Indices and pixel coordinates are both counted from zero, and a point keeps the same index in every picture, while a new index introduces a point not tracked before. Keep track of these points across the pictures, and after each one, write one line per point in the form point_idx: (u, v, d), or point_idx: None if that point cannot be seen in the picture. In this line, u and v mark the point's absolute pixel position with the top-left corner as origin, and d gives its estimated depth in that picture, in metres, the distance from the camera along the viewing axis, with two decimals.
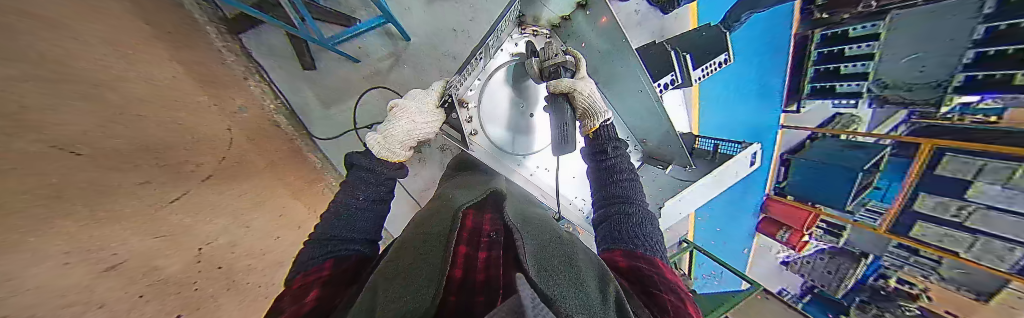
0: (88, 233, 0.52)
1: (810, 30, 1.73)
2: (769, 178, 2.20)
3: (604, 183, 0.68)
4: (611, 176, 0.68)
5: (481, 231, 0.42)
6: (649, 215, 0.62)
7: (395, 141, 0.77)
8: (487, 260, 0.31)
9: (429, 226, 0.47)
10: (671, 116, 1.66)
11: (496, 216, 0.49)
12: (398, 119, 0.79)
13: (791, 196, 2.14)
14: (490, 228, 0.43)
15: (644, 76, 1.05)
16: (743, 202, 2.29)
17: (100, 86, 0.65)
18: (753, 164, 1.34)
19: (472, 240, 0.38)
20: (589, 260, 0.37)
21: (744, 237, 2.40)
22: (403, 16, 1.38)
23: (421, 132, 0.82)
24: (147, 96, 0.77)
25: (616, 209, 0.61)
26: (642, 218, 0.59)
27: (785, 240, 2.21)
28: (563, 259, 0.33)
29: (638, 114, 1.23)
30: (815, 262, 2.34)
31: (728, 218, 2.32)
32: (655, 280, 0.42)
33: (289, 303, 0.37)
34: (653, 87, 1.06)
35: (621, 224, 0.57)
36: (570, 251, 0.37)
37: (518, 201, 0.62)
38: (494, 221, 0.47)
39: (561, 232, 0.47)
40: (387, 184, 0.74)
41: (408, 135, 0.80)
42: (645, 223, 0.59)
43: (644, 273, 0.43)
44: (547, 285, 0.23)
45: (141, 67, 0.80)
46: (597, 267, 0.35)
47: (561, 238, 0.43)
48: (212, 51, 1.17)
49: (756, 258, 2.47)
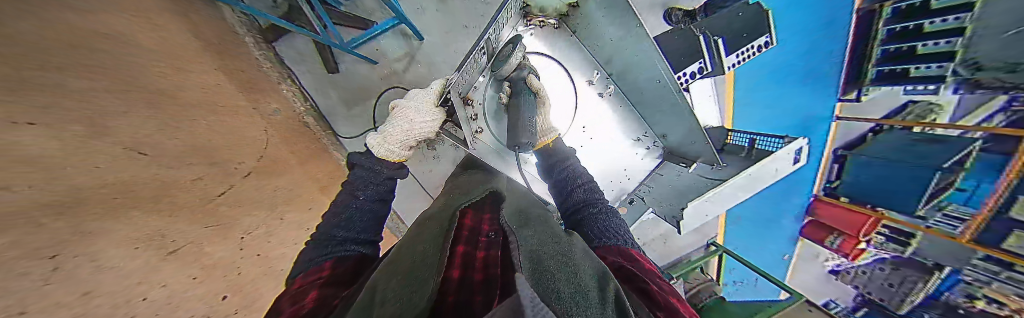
0: (153, 222, 0.61)
1: (877, 4, 1.42)
2: (819, 176, 1.91)
3: (566, 193, 0.78)
4: (573, 185, 0.79)
5: (479, 231, 0.43)
6: (611, 208, 0.73)
7: (394, 141, 0.83)
8: (485, 259, 0.32)
9: (428, 225, 0.49)
10: (700, 109, 1.53)
11: (493, 216, 0.50)
12: (400, 120, 0.86)
13: (844, 197, 1.88)
14: (488, 228, 0.44)
15: (662, 64, 1.03)
16: (786, 204, 2.02)
17: (159, 95, 0.75)
18: (797, 162, 1.19)
19: (471, 240, 0.39)
20: (587, 257, 0.36)
21: (784, 243, 2.14)
22: (416, 17, 1.41)
23: (419, 131, 0.88)
24: (198, 103, 0.88)
25: (585, 212, 0.69)
26: (604, 213, 0.69)
27: (837, 247, 1.96)
28: (558, 256, 0.32)
29: (657, 106, 1.16)
30: (874, 273, 1.99)
31: (764, 222, 2.10)
32: (638, 273, 0.42)
33: (289, 304, 0.40)
34: (672, 76, 1.04)
35: (593, 225, 0.64)
36: (566, 248, 0.36)
37: (518, 199, 0.62)
38: (492, 221, 0.48)
39: (558, 229, 0.47)
40: (386, 183, 0.79)
41: (407, 135, 0.86)
42: (610, 217, 0.68)
43: (629, 269, 0.43)
44: (545, 283, 0.22)
45: (191, 76, 0.91)
46: (594, 264, 0.34)
47: (559, 235, 0.42)
48: (250, 59, 1.29)
49: (799, 267, 2.19)
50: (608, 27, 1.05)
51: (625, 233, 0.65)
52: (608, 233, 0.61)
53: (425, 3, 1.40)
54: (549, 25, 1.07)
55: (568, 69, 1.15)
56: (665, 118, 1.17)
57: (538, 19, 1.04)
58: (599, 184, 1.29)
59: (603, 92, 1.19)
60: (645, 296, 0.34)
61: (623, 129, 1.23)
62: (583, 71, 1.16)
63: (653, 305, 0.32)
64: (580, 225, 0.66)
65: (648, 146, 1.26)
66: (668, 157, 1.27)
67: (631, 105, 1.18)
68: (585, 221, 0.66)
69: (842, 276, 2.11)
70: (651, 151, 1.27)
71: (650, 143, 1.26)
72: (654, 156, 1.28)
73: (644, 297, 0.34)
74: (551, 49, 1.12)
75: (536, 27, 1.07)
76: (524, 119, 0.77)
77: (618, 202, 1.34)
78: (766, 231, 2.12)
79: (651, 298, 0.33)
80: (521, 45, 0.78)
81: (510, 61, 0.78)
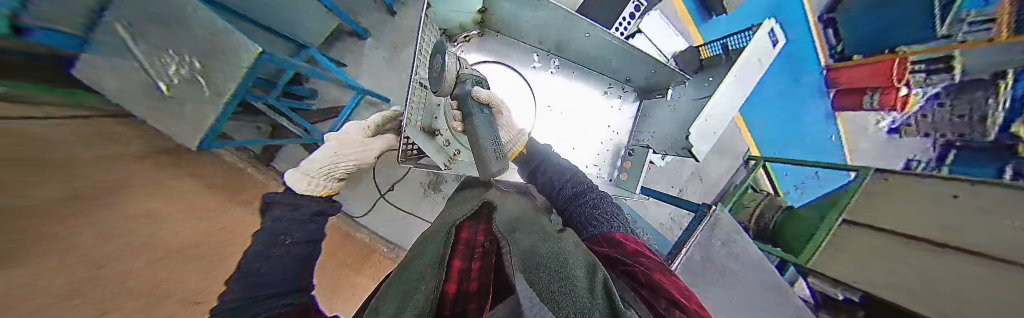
0: None
1: None
2: (820, 48, 1.95)
3: (557, 193, 0.77)
4: (559, 185, 0.78)
5: (475, 243, 0.45)
6: (602, 195, 0.71)
7: (316, 174, 1.17)
8: (481, 269, 0.33)
9: (427, 243, 0.50)
10: (661, 40, 1.53)
11: (487, 225, 0.52)
12: (327, 157, 1.18)
13: (858, 55, 1.86)
14: (483, 238, 0.46)
15: (582, 20, 0.94)
16: (803, 87, 2.03)
17: (197, 246, 0.85)
18: (778, 43, 1.09)
19: (467, 253, 0.40)
20: (577, 250, 0.37)
21: (823, 125, 2.09)
22: (375, 85, 1.54)
23: (341, 163, 1.21)
24: (226, 240, 0.98)
25: (575, 207, 0.68)
26: (599, 202, 0.67)
27: (878, 107, 1.83)
28: (551, 255, 0.33)
29: (606, 59, 1.16)
30: (935, 114, 1.80)
31: (785, 111, 2.06)
32: (623, 258, 0.43)
33: None
34: (596, 26, 0.94)
35: (587, 213, 0.64)
36: (558, 245, 0.37)
37: (509, 203, 0.61)
38: (486, 230, 0.49)
39: (551, 228, 0.48)
40: (309, 228, 0.91)
41: (330, 168, 1.20)
42: (598, 202, 0.67)
43: (613, 258, 0.44)
44: (534, 286, 0.23)
45: (216, 220, 1.02)
46: (585, 255, 0.35)
47: (550, 234, 0.43)
48: (258, 184, 1.44)
49: (853, 139, 2.10)
50: (525, 13, 1.01)
51: (618, 216, 0.63)
52: (597, 220, 0.60)
53: (378, 71, 1.55)
54: (473, 36, 1.21)
55: (512, 66, 1.27)
56: (623, 65, 1.17)
57: (464, 37, 1.19)
58: (592, 147, 1.37)
59: (555, 66, 1.30)
60: (631, 278, 0.36)
61: (589, 91, 1.34)
62: (525, 59, 1.27)
63: (636, 286, 0.33)
64: (572, 221, 0.67)
65: (620, 95, 1.37)
66: (643, 96, 1.36)
67: (584, 66, 1.27)
68: (576, 214, 0.67)
69: (905, 132, 1.99)
70: (625, 99, 1.37)
71: (619, 92, 1.36)
72: (631, 100, 1.38)
73: (629, 281, 0.35)
74: (490, 54, 1.25)
75: (464, 43, 1.21)
76: (486, 143, 0.75)
77: (618, 158, 1.41)
78: (794, 121, 2.09)
79: (636, 279, 0.35)
80: (448, 52, 0.80)
81: (447, 73, 0.77)
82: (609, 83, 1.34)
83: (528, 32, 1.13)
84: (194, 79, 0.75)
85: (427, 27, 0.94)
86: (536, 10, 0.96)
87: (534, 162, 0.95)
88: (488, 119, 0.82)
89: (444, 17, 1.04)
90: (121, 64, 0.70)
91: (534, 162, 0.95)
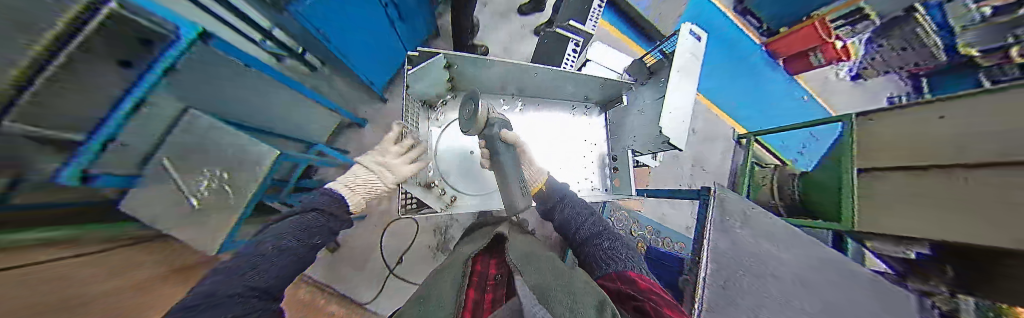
0: None
1: None
2: (749, 30, 2.41)
3: (575, 233, 0.91)
4: (575, 227, 0.92)
5: (489, 275, 0.52)
6: (616, 237, 0.83)
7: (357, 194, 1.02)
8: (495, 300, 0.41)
9: (439, 273, 0.55)
10: (609, 61, 1.79)
11: (500, 260, 0.59)
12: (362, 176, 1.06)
13: (784, 27, 2.26)
14: (496, 272, 0.53)
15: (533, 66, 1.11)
16: (751, 63, 2.40)
17: None
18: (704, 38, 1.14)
19: (481, 284, 0.48)
20: (587, 285, 0.43)
21: (781, 88, 2.43)
22: None
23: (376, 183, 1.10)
24: None
25: (591, 246, 0.81)
26: (610, 243, 0.78)
27: (826, 61, 2.07)
28: (566, 290, 0.38)
29: (564, 88, 1.32)
30: (883, 55, 2.10)
31: (746, 86, 2.40)
32: (634, 293, 0.48)
33: None
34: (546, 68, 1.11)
35: (601, 251, 0.76)
36: (570, 282, 0.43)
37: (519, 239, 0.67)
38: (499, 264, 0.57)
39: (562, 264, 0.52)
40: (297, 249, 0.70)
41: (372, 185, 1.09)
42: (614, 244, 0.78)
43: (626, 293, 0.50)
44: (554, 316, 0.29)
45: None
46: (596, 291, 0.41)
47: (563, 270, 0.50)
48: None
49: (823, 93, 2.46)
50: (489, 73, 1.16)
51: (628, 255, 0.73)
52: (609, 259, 0.71)
53: None
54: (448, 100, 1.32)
55: None
56: (580, 88, 1.33)
57: (439, 104, 1.32)
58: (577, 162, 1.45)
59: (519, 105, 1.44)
60: (637, 312, 0.42)
61: (559, 115, 1.47)
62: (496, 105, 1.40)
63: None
64: (588, 260, 0.79)
65: (586, 111, 1.50)
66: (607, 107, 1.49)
67: (548, 97, 1.42)
68: (592, 253, 0.79)
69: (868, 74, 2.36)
70: (592, 114, 1.50)
71: (585, 109, 1.50)
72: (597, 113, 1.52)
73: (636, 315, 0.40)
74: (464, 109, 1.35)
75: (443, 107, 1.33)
76: (514, 180, 0.88)
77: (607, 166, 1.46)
78: (753, 92, 2.41)
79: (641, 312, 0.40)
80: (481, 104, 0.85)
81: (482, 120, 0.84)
82: (572, 104, 1.48)
83: (490, 84, 1.28)
84: (223, 190, 0.76)
85: (409, 104, 1.15)
86: (490, 68, 1.11)
87: (556, 202, 1.05)
88: (513, 157, 0.92)
89: (422, 91, 1.17)
90: (153, 187, 0.66)
91: (556, 202, 1.05)
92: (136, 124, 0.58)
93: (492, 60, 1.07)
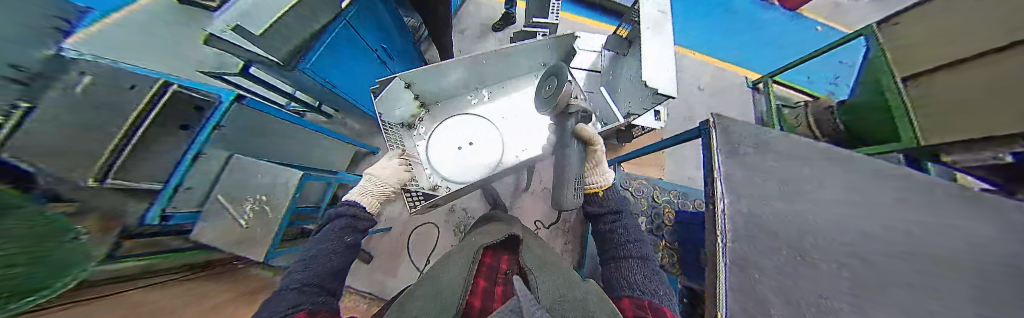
0: None
1: None
2: None
3: (614, 249, 0.89)
4: (616, 244, 0.90)
5: (499, 269, 0.58)
6: (654, 269, 0.78)
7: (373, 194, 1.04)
8: (502, 292, 0.47)
9: (457, 254, 0.61)
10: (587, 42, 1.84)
11: (510, 258, 0.64)
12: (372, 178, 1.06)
13: None
14: (506, 267, 0.59)
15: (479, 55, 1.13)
16: (738, 11, 2.31)
17: None
18: None
19: (491, 277, 0.54)
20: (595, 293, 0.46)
21: (782, 25, 2.28)
22: None
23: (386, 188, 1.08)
24: None
25: (626, 264, 0.80)
26: (643, 271, 0.75)
27: None
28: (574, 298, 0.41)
29: (519, 62, 1.29)
30: None
31: (740, 34, 2.28)
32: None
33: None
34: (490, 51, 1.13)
35: (631, 275, 0.74)
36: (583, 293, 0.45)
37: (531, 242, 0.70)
38: (509, 261, 0.62)
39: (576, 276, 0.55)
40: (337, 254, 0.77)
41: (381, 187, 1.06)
42: (647, 273, 0.75)
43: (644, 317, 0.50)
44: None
45: None
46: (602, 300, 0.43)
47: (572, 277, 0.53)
48: None
49: (834, 16, 2.27)
50: (449, 79, 1.22)
51: (658, 292, 0.67)
52: (636, 285, 0.69)
53: None
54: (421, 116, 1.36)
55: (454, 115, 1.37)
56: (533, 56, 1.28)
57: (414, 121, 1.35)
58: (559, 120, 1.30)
59: (486, 94, 1.40)
60: None
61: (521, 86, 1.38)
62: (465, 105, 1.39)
63: None
64: (614, 279, 0.78)
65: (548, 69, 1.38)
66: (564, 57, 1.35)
67: (508, 78, 1.38)
68: (624, 273, 0.77)
69: None
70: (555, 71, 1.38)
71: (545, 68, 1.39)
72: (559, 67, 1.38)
73: None
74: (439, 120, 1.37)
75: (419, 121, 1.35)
76: (573, 172, 0.91)
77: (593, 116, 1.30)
78: (754, 37, 2.27)
79: None
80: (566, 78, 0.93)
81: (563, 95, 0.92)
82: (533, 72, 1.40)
83: (455, 90, 1.33)
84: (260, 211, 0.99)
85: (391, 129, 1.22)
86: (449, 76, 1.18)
87: (613, 214, 0.98)
88: (579, 154, 0.94)
89: (398, 116, 1.25)
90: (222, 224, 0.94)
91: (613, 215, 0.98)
92: (192, 174, 0.92)
93: (447, 67, 1.14)
